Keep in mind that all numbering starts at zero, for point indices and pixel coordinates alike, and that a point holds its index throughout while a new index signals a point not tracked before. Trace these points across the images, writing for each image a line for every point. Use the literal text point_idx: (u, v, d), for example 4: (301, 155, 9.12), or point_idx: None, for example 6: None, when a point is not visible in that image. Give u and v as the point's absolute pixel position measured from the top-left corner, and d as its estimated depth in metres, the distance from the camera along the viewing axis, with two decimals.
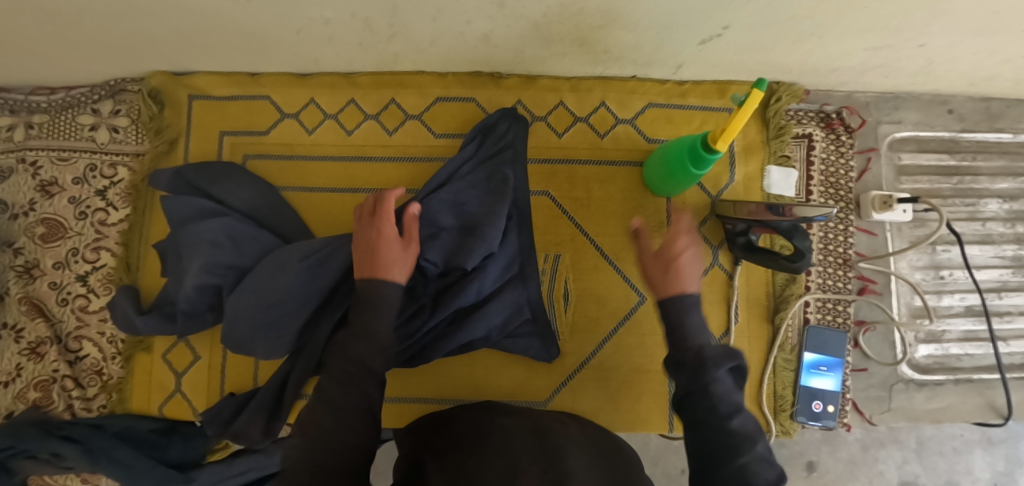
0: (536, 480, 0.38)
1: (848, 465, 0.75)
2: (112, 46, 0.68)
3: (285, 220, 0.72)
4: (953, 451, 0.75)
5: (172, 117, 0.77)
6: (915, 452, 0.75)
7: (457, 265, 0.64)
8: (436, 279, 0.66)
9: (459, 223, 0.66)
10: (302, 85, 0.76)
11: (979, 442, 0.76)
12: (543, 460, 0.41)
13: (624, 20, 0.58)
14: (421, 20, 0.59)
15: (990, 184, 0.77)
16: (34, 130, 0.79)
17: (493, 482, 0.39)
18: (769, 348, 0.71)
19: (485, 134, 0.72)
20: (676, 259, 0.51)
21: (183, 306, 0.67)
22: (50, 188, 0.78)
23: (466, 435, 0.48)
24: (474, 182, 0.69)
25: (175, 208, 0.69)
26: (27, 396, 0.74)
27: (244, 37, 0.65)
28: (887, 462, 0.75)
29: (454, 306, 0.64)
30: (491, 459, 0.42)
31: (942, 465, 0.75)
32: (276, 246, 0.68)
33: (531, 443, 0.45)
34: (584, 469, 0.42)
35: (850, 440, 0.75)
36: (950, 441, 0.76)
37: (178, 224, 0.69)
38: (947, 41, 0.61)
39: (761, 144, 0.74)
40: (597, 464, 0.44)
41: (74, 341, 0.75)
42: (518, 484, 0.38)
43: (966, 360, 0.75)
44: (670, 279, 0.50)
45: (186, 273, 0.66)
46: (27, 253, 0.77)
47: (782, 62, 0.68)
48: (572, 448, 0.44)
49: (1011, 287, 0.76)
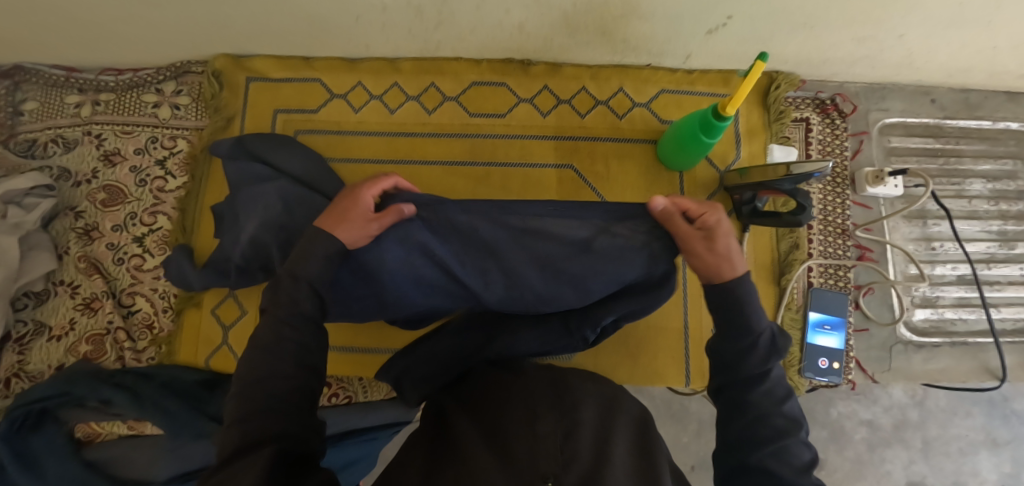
0: (552, 425, 0.40)
1: (855, 464, 0.78)
2: (185, 30, 0.76)
3: (332, 184, 0.78)
4: (959, 451, 0.79)
5: (231, 97, 0.85)
6: (922, 452, 0.79)
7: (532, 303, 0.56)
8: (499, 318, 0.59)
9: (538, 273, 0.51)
10: (351, 70, 0.84)
11: (984, 443, 0.80)
12: (557, 409, 0.43)
13: (642, 10, 0.67)
14: (466, 7, 0.68)
15: (973, 165, 0.85)
16: (101, 107, 0.87)
17: (515, 426, 0.41)
18: (777, 308, 0.76)
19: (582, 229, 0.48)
20: (724, 240, 0.45)
21: (238, 260, 0.72)
22: (113, 158, 0.85)
23: (493, 392, 0.49)
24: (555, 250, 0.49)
25: (235, 173, 0.76)
26: (78, 349, 0.79)
27: (305, 22, 0.73)
28: (894, 462, 0.79)
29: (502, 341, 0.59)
30: (514, 406, 0.44)
31: (949, 466, 0.79)
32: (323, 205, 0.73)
33: (548, 394, 0.46)
34: (597, 420, 0.43)
35: (855, 440, 0.79)
36: (956, 442, 0.79)
37: (237, 185, 0.75)
38: (922, 33, 0.70)
39: (763, 126, 0.83)
40: (605, 411, 0.45)
41: (127, 296, 0.80)
42: (536, 427, 0.40)
43: (960, 324, 0.81)
44: (721, 262, 0.45)
45: (243, 229, 0.73)
46: (88, 216, 0.83)
47: (780, 52, 0.76)
48: (587, 400, 0.45)
49: (998, 259, 0.83)
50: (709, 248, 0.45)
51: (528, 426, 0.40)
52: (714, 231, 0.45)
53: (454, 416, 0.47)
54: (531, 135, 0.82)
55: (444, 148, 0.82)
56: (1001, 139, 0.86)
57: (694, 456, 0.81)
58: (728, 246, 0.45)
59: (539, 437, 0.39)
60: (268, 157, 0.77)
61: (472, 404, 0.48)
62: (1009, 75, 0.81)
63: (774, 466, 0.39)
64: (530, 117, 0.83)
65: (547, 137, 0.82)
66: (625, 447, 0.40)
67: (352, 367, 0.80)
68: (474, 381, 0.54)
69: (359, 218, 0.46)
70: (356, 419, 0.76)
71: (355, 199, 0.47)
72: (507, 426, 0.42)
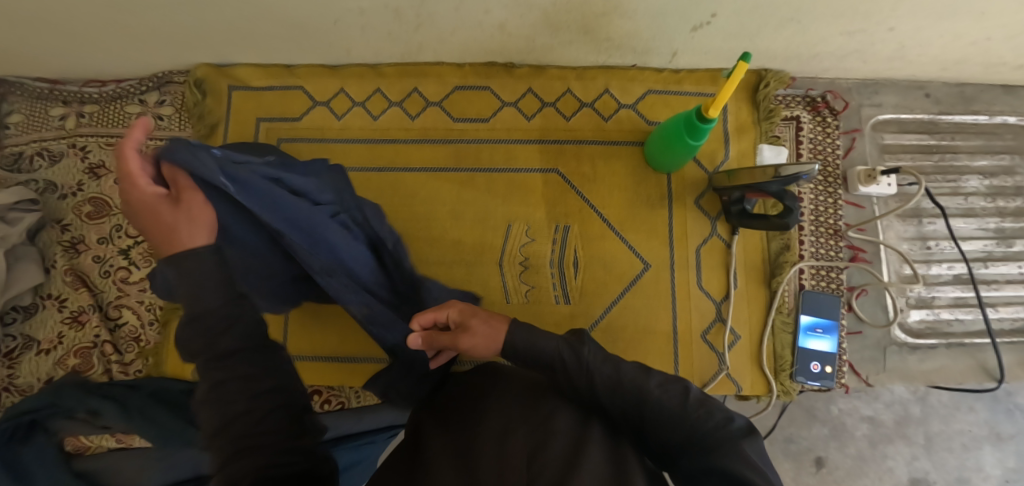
0: (524, 442, 0.38)
1: (857, 461, 0.77)
2: (161, 37, 0.75)
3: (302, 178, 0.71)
4: (962, 447, 0.78)
5: (213, 105, 0.84)
6: (924, 448, 0.78)
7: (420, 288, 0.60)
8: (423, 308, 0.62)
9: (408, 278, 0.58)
10: (333, 76, 0.83)
11: (988, 438, 0.78)
12: (531, 422, 0.40)
13: (624, 8, 0.65)
14: (444, 10, 0.67)
15: (969, 161, 0.83)
16: (85, 119, 0.87)
17: (485, 440, 0.39)
18: (768, 311, 0.75)
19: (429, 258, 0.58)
20: (470, 322, 0.52)
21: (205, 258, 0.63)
22: (97, 170, 0.85)
23: (466, 398, 0.47)
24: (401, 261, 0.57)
25: None
26: (66, 362, 0.79)
27: (284, 29, 0.73)
28: (896, 458, 0.77)
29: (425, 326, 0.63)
30: (486, 416, 0.42)
31: (953, 462, 0.77)
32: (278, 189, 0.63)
33: (524, 401, 0.44)
34: (574, 428, 0.41)
35: (856, 436, 0.78)
36: (959, 437, 0.78)
37: None
38: (914, 25, 0.68)
39: (753, 125, 0.81)
40: (582, 414, 0.43)
41: (114, 309, 0.80)
42: (507, 443, 0.38)
43: (957, 325, 0.79)
44: (483, 336, 0.50)
45: None
46: (74, 229, 0.83)
47: (767, 48, 0.75)
48: (562, 406, 0.43)
49: (996, 257, 0.81)
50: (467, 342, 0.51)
51: (498, 441, 0.38)
52: (462, 321, 0.52)
53: (425, 423, 0.45)
54: (516, 139, 0.81)
55: (429, 153, 0.81)
56: (998, 134, 0.84)
57: None
58: (476, 324, 0.51)
59: (510, 454, 0.36)
60: None
61: (444, 413, 0.46)
62: (1004, 67, 0.79)
63: (668, 433, 0.42)
64: (513, 120, 0.81)
65: (531, 140, 0.81)
66: (601, 453, 0.38)
67: (337, 374, 0.79)
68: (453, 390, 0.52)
69: (181, 207, 0.39)
70: (348, 425, 0.75)
71: (145, 208, 0.39)
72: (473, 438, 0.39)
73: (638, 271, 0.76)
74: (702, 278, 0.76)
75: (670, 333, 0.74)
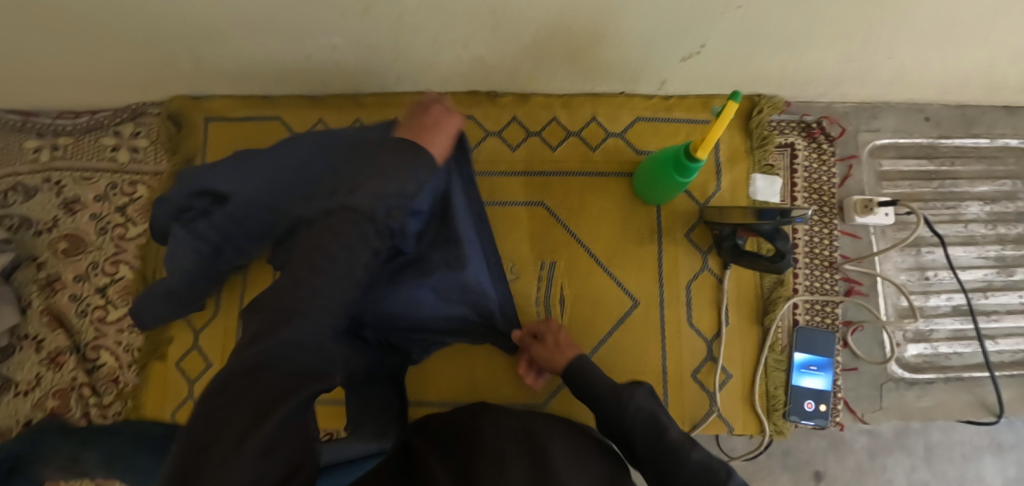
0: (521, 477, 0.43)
1: (855, 473, 0.75)
2: (133, 70, 0.73)
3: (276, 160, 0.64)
4: (962, 457, 0.76)
5: (189, 139, 0.82)
6: (924, 459, 0.76)
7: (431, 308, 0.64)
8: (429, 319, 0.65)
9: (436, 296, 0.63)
10: (312, 107, 0.81)
11: (988, 447, 0.77)
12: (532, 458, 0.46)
13: (609, 39, 0.63)
14: (422, 43, 0.65)
15: (969, 187, 0.80)
16: (59, 152, 0.84)
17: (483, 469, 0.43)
18: (760, 349, 0.73)
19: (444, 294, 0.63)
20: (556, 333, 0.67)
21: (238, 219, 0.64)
22: (73, 206, 0.83)
23: (464, 431, 0.51)
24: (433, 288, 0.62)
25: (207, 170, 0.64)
26: (45, 404, 0.77)
27: (258, 62, 0.71)
28: (896, 469, 0.75)
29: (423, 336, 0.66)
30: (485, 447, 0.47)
31: (953, 472, 0.76)
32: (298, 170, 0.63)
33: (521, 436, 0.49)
34: (571, 467, 0.46)
35: (855, 447, 0.76)
36: (960, 447, 0.76)
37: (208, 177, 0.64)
38: (913, 52, 0.66)
39: (745, 153, 0.78)
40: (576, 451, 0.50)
41: (91, 350, 0.78)
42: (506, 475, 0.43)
43: (955, 359, 0.77)
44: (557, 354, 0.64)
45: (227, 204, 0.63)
46: (50, 267, 0.81)
47: (760, 76, 0.72)
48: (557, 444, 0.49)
49: (996, 287, 0.78)
50: (547, 348, 0.65)
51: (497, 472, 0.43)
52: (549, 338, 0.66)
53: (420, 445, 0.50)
54: (500, 170, 0.78)
55: None
56: (1000, 158, 0.81)
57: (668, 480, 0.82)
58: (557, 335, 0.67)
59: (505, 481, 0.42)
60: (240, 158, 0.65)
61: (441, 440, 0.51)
62: (1006, 89, 0.76)
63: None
64: (498, 150, 0.79)
65: (516, 172, 0.78)
66: None
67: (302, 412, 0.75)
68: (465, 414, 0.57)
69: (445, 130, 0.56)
70: None
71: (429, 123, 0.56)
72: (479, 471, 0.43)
73: (627, 309, 0.74)
74: (693, 315, 0.74)
75: (660, 372, 0.72)
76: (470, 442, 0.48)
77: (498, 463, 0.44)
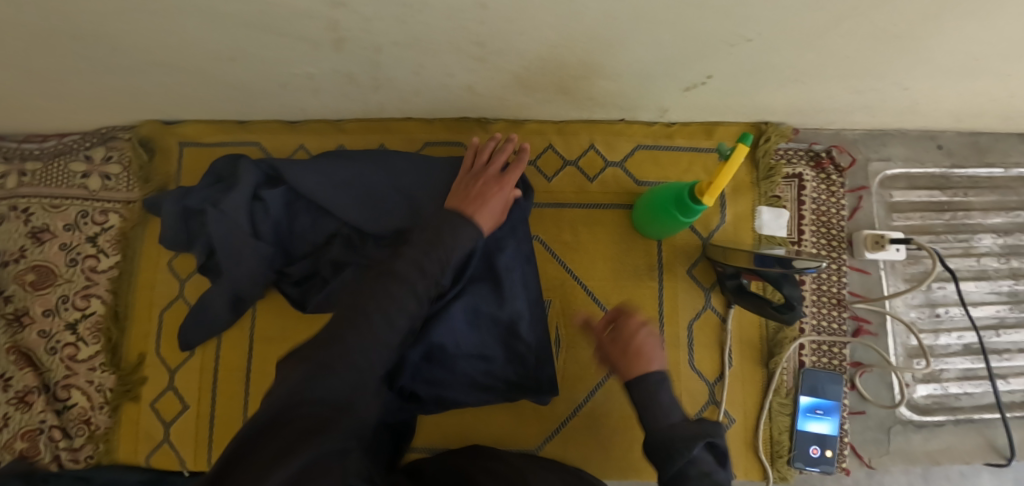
0: None
1: None
2: (99, 95, 0.68)
3: (325, 183, 0.66)
4: (960, 474, 0.73)
5: (162, 165, 0.77)
6: (921, 475, 0.73)
7: (459, 341, 0.65)
8: (458, 355, 0.66)
9: (469, 324, 0.65)
10: (291, 132, 0.77)
11: (990, 464, 0.73)
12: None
13: (606, 71, 0.59)
14: (404, 73, 0.60)
15: (982, 219, 0.76)
16: (26, 177, 0.79)
17: None
18: (764, 393, 0.69)
19: (475, 321, 0.66)
20: (638, 341, 0.53)
21: (298, 237, 0.69)
22: (41, 235, 0.78)
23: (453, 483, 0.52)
24: (467, 320, 0.65)
25: (247, 183, 0.66)
26: (13, 446, 0.73)
27: (232, 89, 0.66)
28: None
29: (446, 374, 0.66)
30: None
31: None
32: (340, 196, 0.66)
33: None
34: None
35: (856, 464, 0.71)
36: (959, 464, 0.73)
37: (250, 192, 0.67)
38: (930, 84, 0.62)
39: (751, 185, 0.74)
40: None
41: (62, 389, 0.74)
42: None
43: (965, 399, 0.74)
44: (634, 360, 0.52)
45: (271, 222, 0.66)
46: (18, 300, 0.77)
47: (766, 106, 0.68)
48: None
49: (1009, 324, 0.75)
50: (615, 343, 0.55)
51: None
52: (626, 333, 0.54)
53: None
54: None
55: None
56: (1014, 188, 0.77)
57: None
58: (637, 335, 0.53)
59: None
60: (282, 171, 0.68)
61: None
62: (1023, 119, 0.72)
63: None
64: None
65: None
66: None
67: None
68: (496, 467, 0.55)
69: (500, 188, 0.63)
70: None
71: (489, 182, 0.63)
72: None
73: None
74: (694, 357, 0.70)
75: None
76: None
77: None
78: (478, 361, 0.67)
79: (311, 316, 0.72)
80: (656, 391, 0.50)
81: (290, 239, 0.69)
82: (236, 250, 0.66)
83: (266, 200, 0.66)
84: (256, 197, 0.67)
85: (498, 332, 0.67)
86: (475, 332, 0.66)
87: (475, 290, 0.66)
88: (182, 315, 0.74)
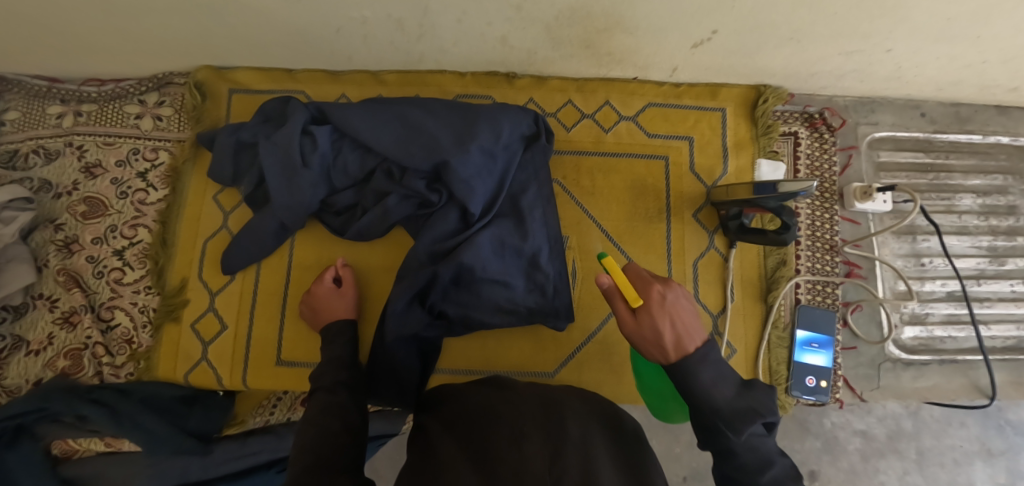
0: (542, 444, 0.39)
1: (848, 475, 0.79)
2: (162, 39, 0.75)
3: (367, 122, 0.71)
4: (953, 461, 0.79)
5: (213, 108, 0.84)
6: (916, 463, 0.79)
7: (485, 268, 0.69)
8: (484, 280, 0.70)
9: (496, 254, 0.70)
10: (334, 82, 0.84)
11: (979, 453, 0.80)
12: (548, 423, 0.42)
13: (626, 24, 0.66)
14: (447, 21, 0.67)
15: (963, 180, 0.84)
16: (82, 118, 0.85)
17: (500, 445, 0.39)
18: (763, 327, 0.75)
19: (500, 251, 0.71)
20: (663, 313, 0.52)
21: (336, 171, 0.73)
22: (93, 170, 0.84)
23: (478, 411, 0.47)
24: (495, 250, 0.70)
25: (296, 120, 0.71)
26: (56, 364, 0.76)
27: (288, 35, 0.73)
28: (888, 473, 0.79)
29: (473, 298, 0.70)
30: (502, 424, 0.42)
31: (943, 476, 0.79)
32: (382, 134, 0.70)
33: (537, 411, 0.44)
34: (585, 438, 0.41)
35: (849, 450, 0.79)
36: (950, 452, 0.80)
37: (297, 127, 0.71)
38: (910, 47, 0.69)
39: (751, 141, 0.81)
40: (603, 438, 0.43)
41: (106, 310, 0.79)
42: (525, 448, 0.38)
43: (950, 342, 0.80)
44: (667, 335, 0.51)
45: (317, 156, 0.71)
46: (68, 229, 0.81)
47: (767, 67, 0.76)
48: (575, 418, 0.43)
49: (988, 275, 0.82)
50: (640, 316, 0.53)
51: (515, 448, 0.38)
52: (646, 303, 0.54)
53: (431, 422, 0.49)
54: None
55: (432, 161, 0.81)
56: (991, 153, 0.85)
57: (686, 467, 0.87)
58: (661, 305, 0.53)
59: (520, 451, 0.38)
60: (327, 111, 0.73)
61: (452, 419, 0.48)
62: (998, 88, 0.80)
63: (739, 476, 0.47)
64: None
65: None
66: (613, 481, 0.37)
67: (298, 381, 0.76)
68: (513, 397, 0.48)
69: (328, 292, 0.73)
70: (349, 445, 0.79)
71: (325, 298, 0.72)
72: (495, 443, 0.40)
73: None
74: (699, 291, 0.76)
75: None
76: (481, 418, 0.45)
77: (517, 437, 0.40)
78: (504, 289, 0.71)
79: (349, 247, 0.78)
80: (700, 364, 0.49)
81: (334, 171, 0.73)
82: (283, 176, 0.71)
83: (315, 135, 0.71)
84: (304, 133, 0.72)
85: (525, 263, 0.71)
86: (502, 263, 0.70)
87: (501, 223, 0.71)
88: (226, 244, 0.80)
